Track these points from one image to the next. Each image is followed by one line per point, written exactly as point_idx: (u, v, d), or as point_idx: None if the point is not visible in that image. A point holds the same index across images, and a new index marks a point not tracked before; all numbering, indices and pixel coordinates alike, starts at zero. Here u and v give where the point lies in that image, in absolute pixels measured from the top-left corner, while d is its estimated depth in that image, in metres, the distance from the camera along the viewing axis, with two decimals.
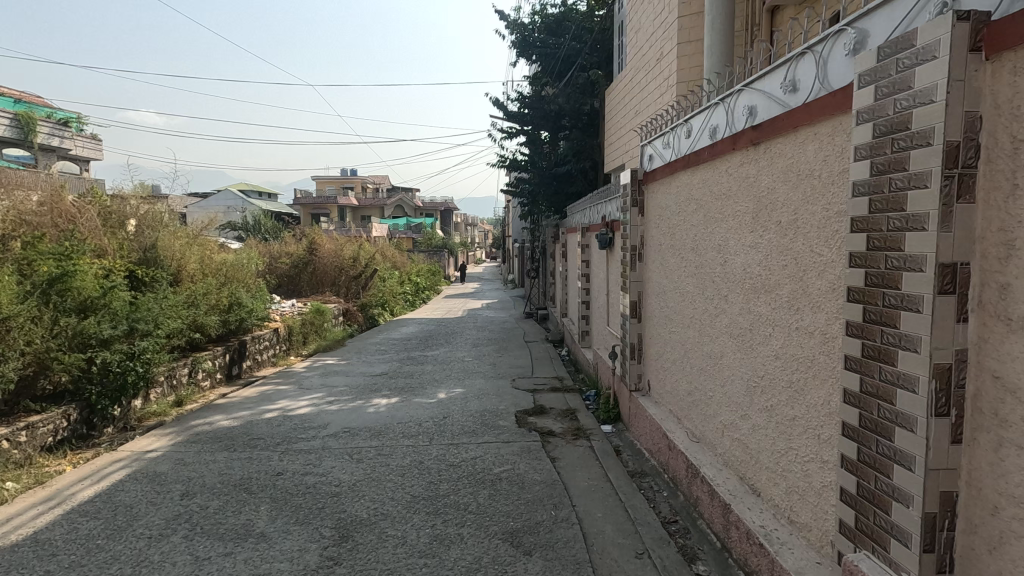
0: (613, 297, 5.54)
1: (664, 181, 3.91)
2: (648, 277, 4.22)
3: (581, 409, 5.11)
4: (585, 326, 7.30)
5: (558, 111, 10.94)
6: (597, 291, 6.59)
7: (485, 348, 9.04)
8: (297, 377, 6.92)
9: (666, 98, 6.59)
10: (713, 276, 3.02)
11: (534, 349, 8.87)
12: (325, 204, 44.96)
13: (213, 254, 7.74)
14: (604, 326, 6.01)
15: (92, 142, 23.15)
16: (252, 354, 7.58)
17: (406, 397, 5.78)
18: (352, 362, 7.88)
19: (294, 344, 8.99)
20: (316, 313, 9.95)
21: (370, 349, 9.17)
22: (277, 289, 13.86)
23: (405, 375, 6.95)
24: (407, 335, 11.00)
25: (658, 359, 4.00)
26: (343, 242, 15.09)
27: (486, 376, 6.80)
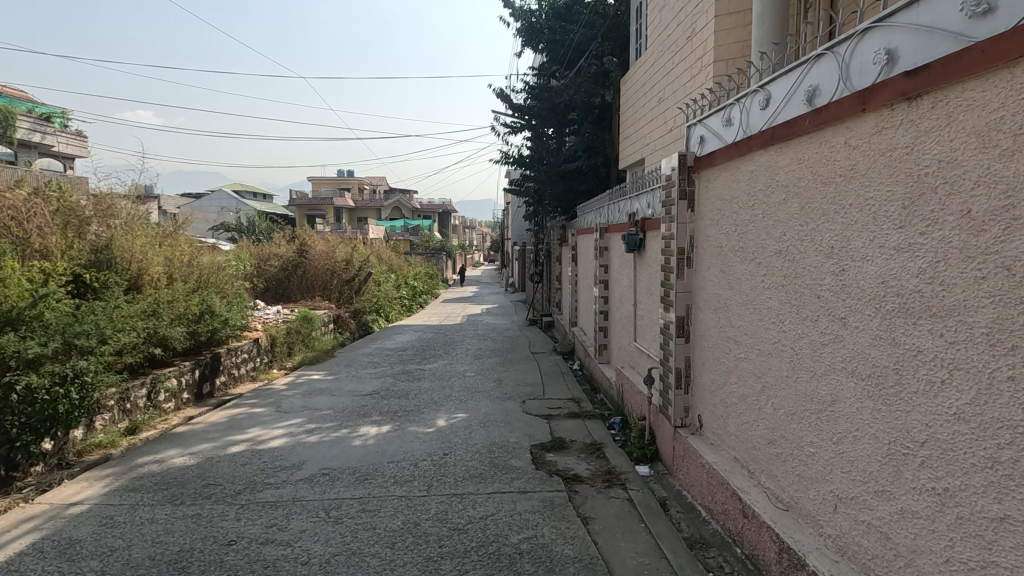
0: (644, 309, 4.72)
1: (725, 167, 3.08)
2: (700, 288, 3.40)
3: (609, 444, 4.29)
4: (602, 339, 6.48)
5: (567, 103, 10.14)
6: (619, 301, 5.76)
7: (489, 361, 8.20)
8: (277, 397, 6.08)
9: (698, 80, 5.79)
10: (820, 291, 2.20)
11: (543, 363, 8.04)
12: (321, 205, 44.05)
13: (185, 256, 6.88)
14: (631, 341, 5.19)
15: (76, 138, 22.27)
16: (227, 368, 6.74)
17: (400, 424, 4.94)
18: (341, 378, 7.03)
19: (277, 356, 8.11)
20: (303, 322, 9.08)
21: (362, 362, 8.32)
22: (264, 294, 12.99)
23: (399, 395, 6.11)
24: (402, 345, 10.14)
25: (715, 391, 3.19)
26: (335, 244, 14.22)
27: (491, 396, 5.97)
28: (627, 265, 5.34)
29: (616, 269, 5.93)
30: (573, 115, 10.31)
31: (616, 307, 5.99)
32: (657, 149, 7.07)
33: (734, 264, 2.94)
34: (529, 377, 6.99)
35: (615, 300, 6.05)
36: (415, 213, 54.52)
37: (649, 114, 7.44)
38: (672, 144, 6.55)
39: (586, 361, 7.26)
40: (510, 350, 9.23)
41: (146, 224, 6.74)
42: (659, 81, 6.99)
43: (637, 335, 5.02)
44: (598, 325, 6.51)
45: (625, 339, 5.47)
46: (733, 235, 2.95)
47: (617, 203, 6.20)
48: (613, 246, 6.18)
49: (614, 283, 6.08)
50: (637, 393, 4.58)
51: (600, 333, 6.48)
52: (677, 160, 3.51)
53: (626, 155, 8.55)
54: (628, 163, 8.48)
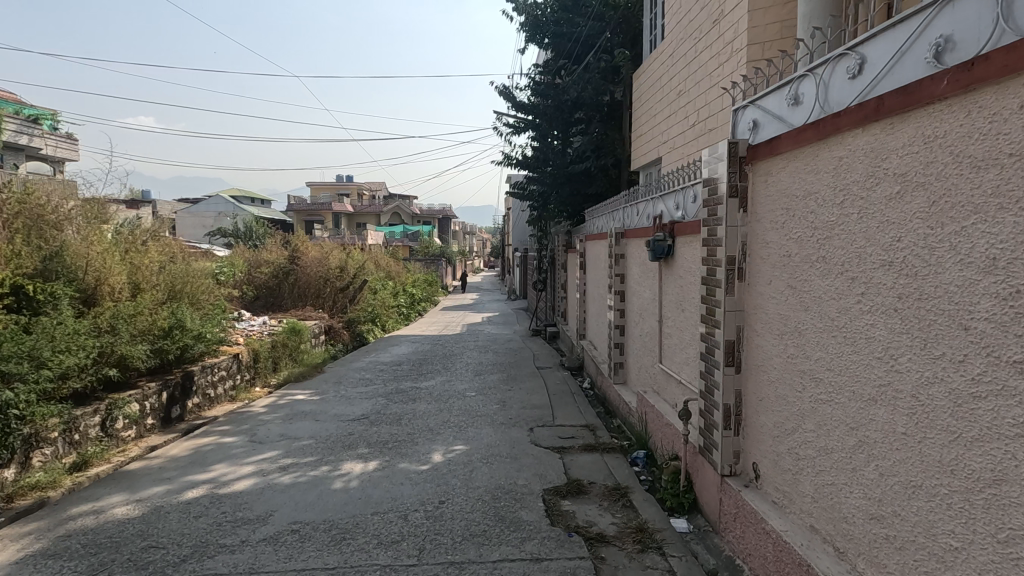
0: (674, 327, 4.06)
1: (793, 154, 2.44)
2: (756, 307, 2.76)
3: (635, 489, 3.62)
4: (618, 357, 5.82)
5: (574, 101, 9.52)
6: (640, 316, 5.10)
7: (491, 378, 7.52)
8: (254, 421, 5.41)
9: (727, 67, 5.17)
10: (968, 323, 1.55)
11: (549, 380, 7.38)
12: (320, 210, 43.42)
13: (156, 264, 6.22)
14: (656, 362, 4.53)
15: (66, 141, 21.66)
16: (200, 389, 6.08)
17: (390, 459, 4.27)
18: (327, 399, 6.37)
19: (259, 373, 7.43)
20: (290, 335, 8.40)
21: (352, 378, 7.64)
22: (253, 302, 12.29)
23: (390, 420, 5.44)
24: (398, 358, 9.45)
25: (780, 437, 2.54)
26: (329, 250, 13.54)
27: (494, 423, 5.29)
28: (651, 274, 4.70)
29: (635, 279, 5.28)
30: (580, 113, 9.69)
31: (634, 322, 5.35)
32: (676, 147, 6.44)
33: (809, 278, 2.30)
34: (536, 399, 6.32)
35: (633, 314, 5.40)
36: (415, 218, 53.91)
37: (665, 109, 6.83)
38: (694, 141, 5.91)
39: (599, 381, 6.59)
40: (514, 365, 8.55)
41: (112, 228, 6.10)
42: (678, 72, 6.37)
43: (664, 356, 4.36)
44: (613, 341, 5.85)
45: (648, 359, 4.81)
46: (808, 241, 2.32)
47: (635, 205, 5.56)
48: (631, 253, 5.53)
49: (632, 295, 5.43)
50: (667, 426, 3.93)
51: (616, 351, 5.82)
52: (725, 149, 2.87)
53: (639, 155, 7.93)
54: (642, 163, 7.85)
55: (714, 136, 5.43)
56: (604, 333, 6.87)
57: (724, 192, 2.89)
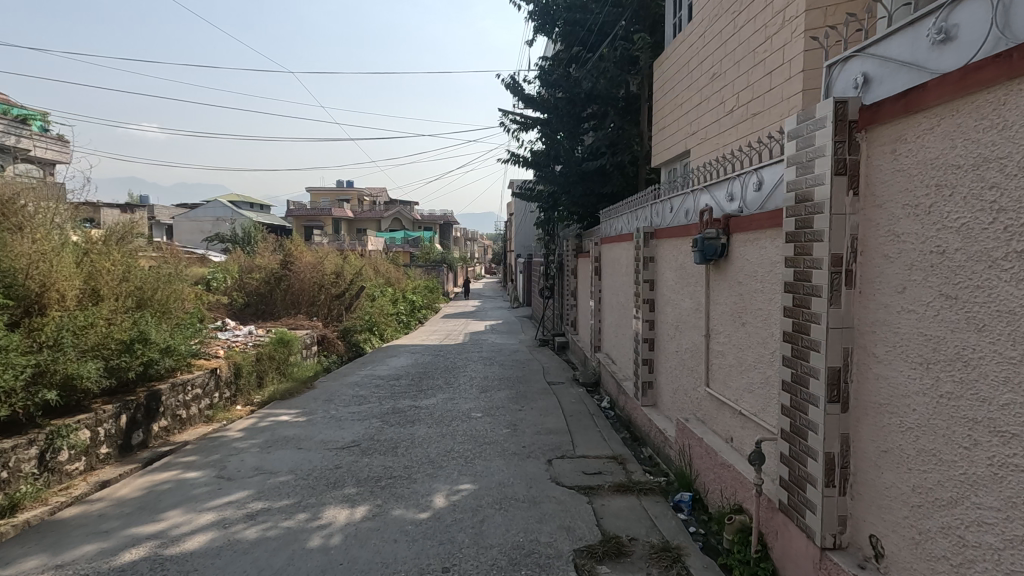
0: (732, 345, 3.31)
1: (950, 107, 1.71)
2: (875, 324, 2.02)
3: (689, 551, 2.87)
4: (648, 375, 5.07)
5: (587, 93, 8.82)
6: (678, 329, 4.35)
7: (498, 396, 6.76)
8: (226, 449, 4.65)
9: (777, 40, 4.45)
10: None
11: (563, 399, 6.63)
12: (319, 216, 42.77)
13: (124, 267, 5.51)
14: (702, 386, 3.79)
15: (57, 143, 21.06)
16: (169, 410, 5.34)
17: (382, 504, 3.51)
18: (314, 421, 5.62)
19: (239, 389, 6.67)
20: (277, 347, 7.65)
21: (345, 396, 6.88)
22: (242, 310, 11.53)
23: (385, 450, 4.68)
24: (395, 372, 8.69)
25: (925, 509, 1.80)
26: (324, 255, 12.79)
27: (506, 454, 4.53)
28: (695, 280, 3.95)
29: (671, 286, 4.54)
30: (594, 106, 8.98)
31: (669, 336, 4.61)
32: (710, 137, 5.72)
33: (988, 284, 1.57)
34: (551, 422, 5.57)
35: (667, 326, 4.66)
36: (416, 224, 53.22)
37: (694, 96, 6.11)
38: (733, 129, 5.19)
39: (622, 401, 5.84)
40: (524, 381, 7.79)
41: (72, 227, 5.39)
42: (711, 53, 5.66)
43: (714, 379, 3.61)
44: (641, 357, 5.10)
45: (690, 380, 4.06)
46: (983, 231, 1.59)
47: (667, 200, 4.90)
48: (663, 256, 4.79)
49: (666, 305, 4.69)
50: (724, 467, 3.18)
51: (644, 369, 5.07)
52: (827, 112, 2.14)
53: (662, 150, 7.22)
54: (665, 158, 7.13)
55: (759, 120, 4.72)
56: (628, 347, 6.11)
57: (825, 167, 2.15)
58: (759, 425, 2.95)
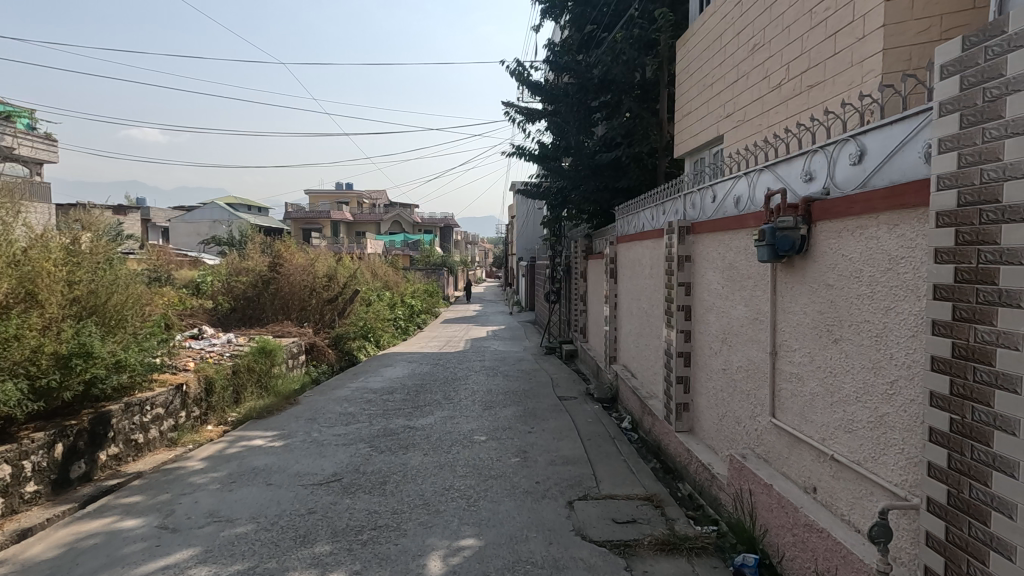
0: (816, 367, 2.55)
1: None
2: None
3: None
4: (683, 396, 4.30)
5: (601, 79, 8.05)
6: (727, 342, 3.57)
7: (505, 415, 5.98)
8: (181, 486, 3.87)
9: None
10: None
11: (579, 418, 5.85)
12: (318, 218, 42.13)
13: (68, 268, 4.73)
14: (767, 417, 3.02)
15: (46, 142, 20.41)
16: (121, 435, 4.56)
17: (362, 570, 2.74)
18: (292, 448, 4.85)
19: (211, 407, 5.89)
20: (257, 358, 6.87)
21: (331, 414, 6.10)
22: (228, 316, 10.76)
23: (372, 487, 3.90)
24: (390, 384, 7.91)
25: None
26: (316, 257, 12.02)
27: (517, 493, 3.76)
28: (755, 283, 3.18)
29: (716, 291, 3.77)
30: (608, 94, 8.22)
31: (712, 351, 3.84)
32: (750, 118, 4.95)
33: None
34: (568, 449, 4.79)
35: (710, 339, 3.88)
36: (416, 227, 52.53)
37: (729, 73, 5.35)
38: (782, 105, 4.42)
39: (648, 423, 5.06)
40: (532, 395, 7.02)
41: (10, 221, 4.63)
42: (751, 21, 4.90)
43: (785, 409, 2.84)
44: (675, 374, 4.34)
45: (747, 407, 3.29)
46: None
47: (706, 188, 4.13)
48: (704, 255, 4.02)
49: (709, 313, 3.92)
50: (810, 530, 2.41)
51: (679, 388, 4.30)
52: None
53: (688, 138, 6.45)
54: (692, 148, 6.37)
55: (819, 93, 3.95)
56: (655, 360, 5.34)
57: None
58: (869, 480, 2.18)
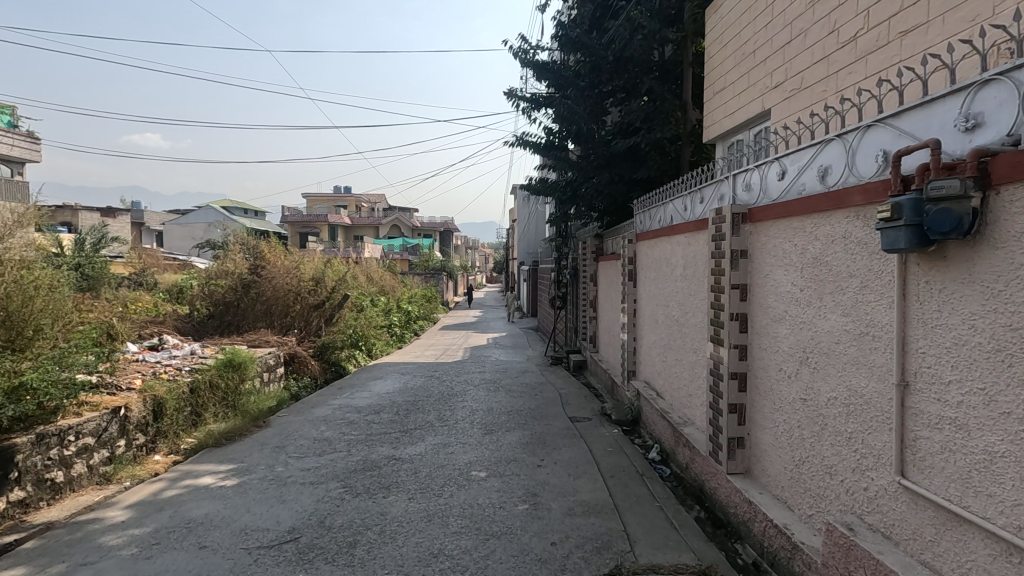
0: (1001, 416, 1.64)
1: None
2: None
3: None
4: (737, 429, 3.38)
5: (616, 58, 7.15)
6: (810, 364, 2.67)
7: (509, 443, 5.06)
8: (85, 552, 2.95)
9: None
10: None
11: (597, 447, 4.94)
12: (315, 223, 41.25)
13: None
14: (892, 477, 2.10)
15: (29, 141, 19.60)
16: (28, 474, 3.64)
17: None
18: (247, 489, 3.93)
19: (160, 432, 4.97)
20: (221, 372, 5.96)
21: (304, 440, 5.18)
22: (204, 323, 9.85)
23: (337, 552, 2.98)
24: (378, 402, 6.99)
25: None
26: (303, 259, 11.10)
27: (528, 564, 2.84)
28: (863, 284, 2.28)
29: (791, 296, 2.86)
30: (624, 74, 7.32)
31: (784, 375, 2.94)
32: (809, 84, 4.04)
33: None
34: (588, 492, 3.88)
35: (780, 359, 2.97)
36: (415, 231, 51.66)
37: (778, 34, 4.44)
38: (858, 63, 3.51)
39: (684, 457, 4.15)
40: (540, 417, 6.10)
41: None
42: None
43: (930, 469, 1.94)
44: (726, 401, 3.43)
45: (847, 456, 2.38)
46: None
47: (770, 162, 3.21)
48: (768, 249, 3.12)
49: (777, 324, 3.00)
50: None
51: (732, 419, 3.38)
52: None
53: (722, 119, 5.55)
54: (727, 129, 5.47)
55: (917, 39, 3.05)
56: (692, 378, 4.42)
57: None
58: None
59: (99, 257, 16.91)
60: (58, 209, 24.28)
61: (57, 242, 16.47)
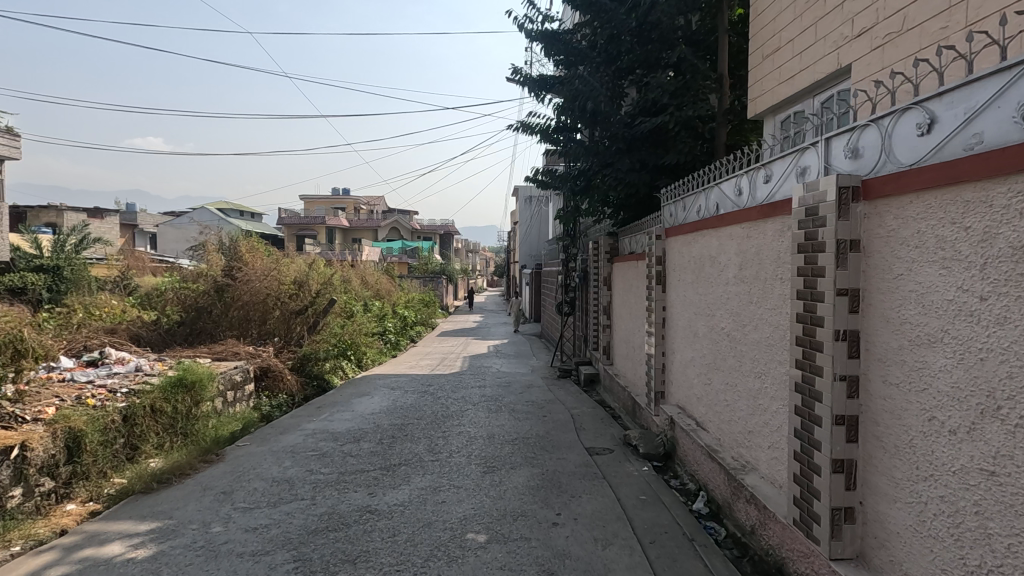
0: None
1: None
2: None
3: None
4: (844, 496, 2.37)
5: (638, 24, 6.13)
6: (1008, 420, 1.66)
7: (515, 488, 4.04)
8: None
9: None
10: None
11: (627, 494, 3.92)
12: (313, 224, 40.27)
13: None
14: None
15: (9, 137, 18.68)
16: None
17: None
18: (163, 565, 2.91)
19: (75, 474, 3.96)
20: (167, 394, 4.94)
21: (259, 483, 4.15)
22: (173, 331, 8.85)
23: None
24: (361, 425, 5.98)
25: None
26: (285, 260, 10.07)
27: None
28: None
29: (957, 307, 1.85)
30: (647, 45, 6.30)
31: (940, 430, 1.93)
32: (917, 22, 3.01)
33: None
34: (625, 571, 2.86)
35: (932, 403, 1.97)
36: (415, 233, 50.66)
37: None
38: None
39: (750, 519, 3.14)
40: (552, 448, 5.07)
41: None
42: None
43: None
44: (826, 455, 2.41)
45: None
46: None
47: (901, 109, 2.19)
48: (904, 237, 2.12)
49: (925, 351, 1.99)
50: None
51: (836, 482, 2.37)
52: None
53: (775, 86, 4.54)
54: (782, 98, 4.45)
55: None
56: (755, 412, 3.40)
57: None
58: None
59: (78, 257, 15.92)
60: (43, 209, 23.34)
61: (32, 242, 15.50)
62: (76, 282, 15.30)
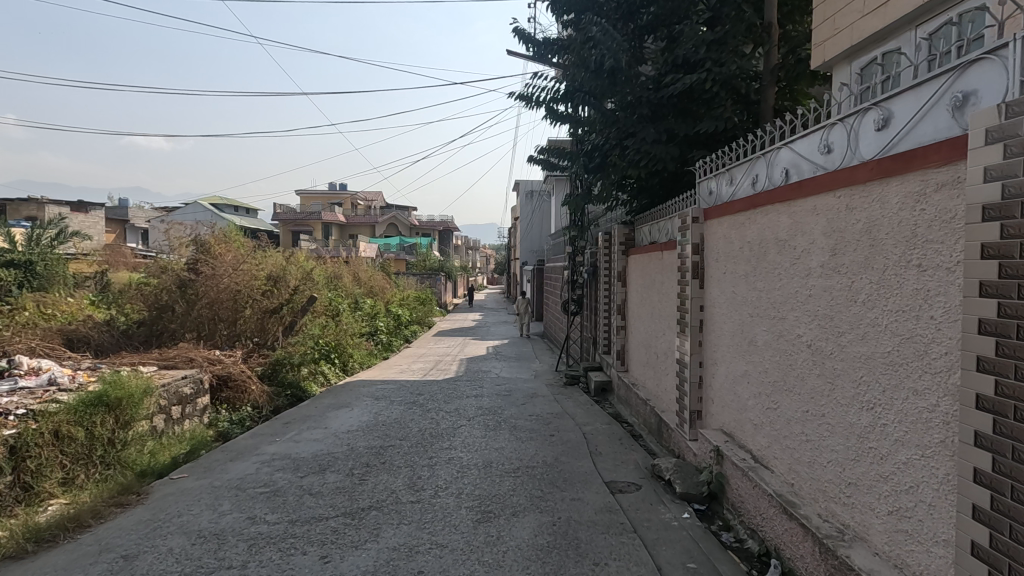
0: None
1: None
2: None
3: None
4: None
5: None
6: None
7: (517, 549, 3.02)
8: None
9: None
10: None
11: (671, 562, 2.89)
12: (308, 220, 39.23)
13: None
14: None
15: None
16: None
17: None
18: None
19: None
20: (77, 416, 3.90)
21: (177, 540, 3.12)
22: (130, 333, 7.84)
23: None
24: (331, 449, 4.95)
25: None
26: (261, 253, 9.04)
27: None
28: None
29: None
30: None
31: None
32: None
33: None
34: None
35: None
36: (413, 228, 49.72)
37: None
38: None
39: None
40: (563, 483, 4.05)
41: None
42: None
43: None
44: None
45: None
46: None
47: None
48: None
49: None
50: None
51: None
52: None
53: (855, 22, 3.52)
54: (865, 36, 3.44)
55: None
56: (861, 459, 2.38)
57: None
58: None
59: (54, 250, 14.80)
60: (23, 203, 22.36)
61: (4, 236, 14.37)
62: (49, 279, 14.20)
